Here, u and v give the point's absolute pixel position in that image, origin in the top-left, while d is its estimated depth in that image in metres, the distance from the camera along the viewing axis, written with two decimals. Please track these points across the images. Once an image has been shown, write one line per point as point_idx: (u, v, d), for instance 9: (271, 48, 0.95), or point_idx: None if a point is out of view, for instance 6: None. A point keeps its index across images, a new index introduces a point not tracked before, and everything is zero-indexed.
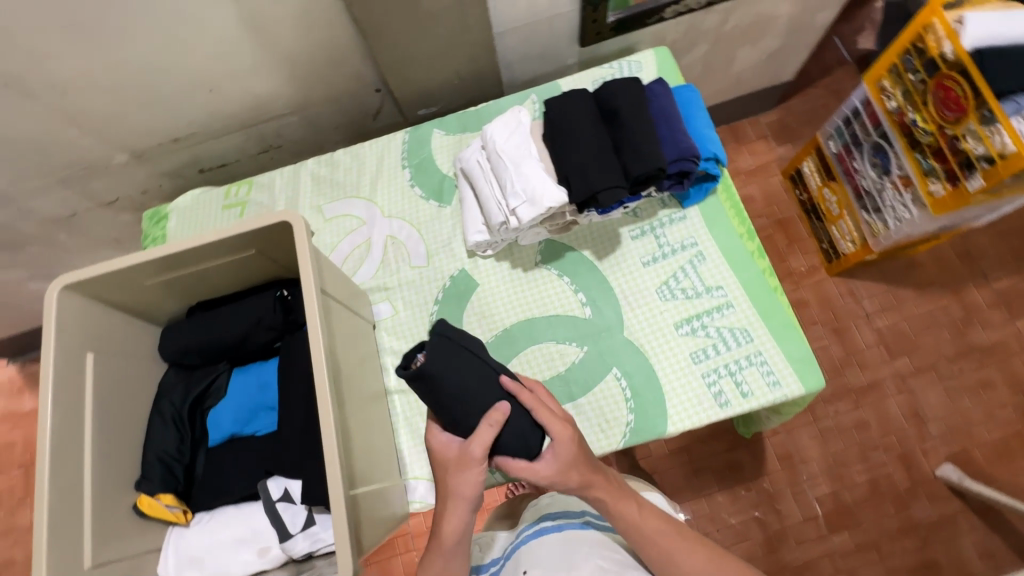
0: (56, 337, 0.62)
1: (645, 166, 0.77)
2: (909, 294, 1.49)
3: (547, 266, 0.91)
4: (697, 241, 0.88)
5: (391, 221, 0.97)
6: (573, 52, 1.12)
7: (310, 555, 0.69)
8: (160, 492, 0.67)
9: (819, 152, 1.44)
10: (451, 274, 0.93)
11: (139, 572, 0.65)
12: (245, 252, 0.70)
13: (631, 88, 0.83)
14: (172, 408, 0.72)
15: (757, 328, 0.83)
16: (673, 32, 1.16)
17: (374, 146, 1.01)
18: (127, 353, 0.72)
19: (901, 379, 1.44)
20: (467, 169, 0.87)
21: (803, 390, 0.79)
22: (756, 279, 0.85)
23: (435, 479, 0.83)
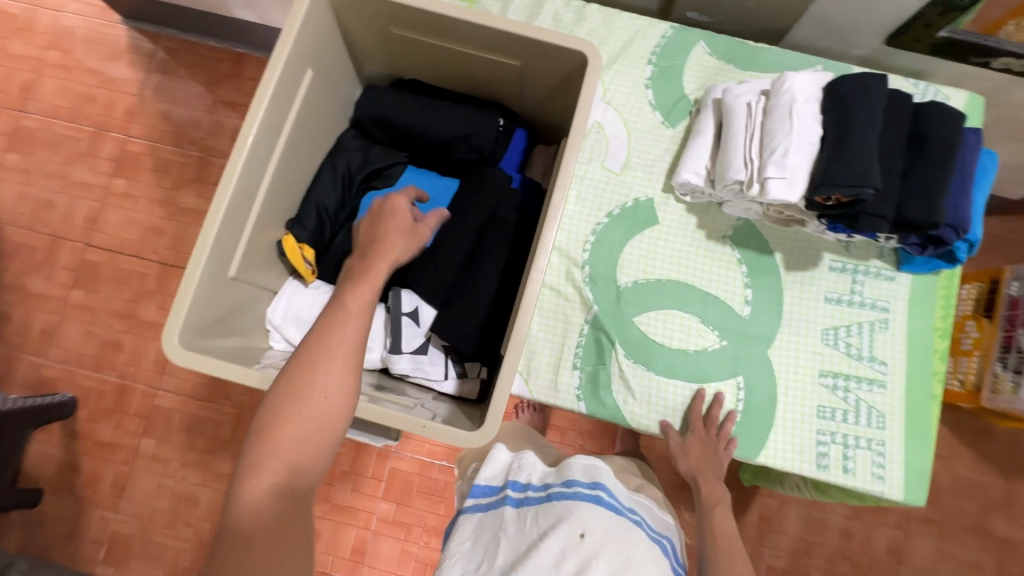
0: (294, 40, 0.56)
1: (922, 212, 0.68)
2: (966, 454, 1.46)
3: (732, 245, 0.84)
4: (890, 309, 0.81)
5: (606, 109, 0.87)
6: (869, 45, 0.97)
7: (402, 378, 0.67)
8: (306, 241, 0.64)
9: (992, 284, 1.33)
10: (637, 197, 0.85)
11: (253, 304, 0.63)
12: (505, 59, 0.61)
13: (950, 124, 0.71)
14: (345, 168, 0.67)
15: (895, 420, 0.79)
16: (974, 84, 1.01)
17: (630, 23, 0.89)
18: (327, 90, 0.65)
19: (906, 519, 1.44)
20: (728, 105, 0.76)
21: (902, 498, 0.77)
22: (923, 378, 0.79)
23: (523, 374, 0.80)
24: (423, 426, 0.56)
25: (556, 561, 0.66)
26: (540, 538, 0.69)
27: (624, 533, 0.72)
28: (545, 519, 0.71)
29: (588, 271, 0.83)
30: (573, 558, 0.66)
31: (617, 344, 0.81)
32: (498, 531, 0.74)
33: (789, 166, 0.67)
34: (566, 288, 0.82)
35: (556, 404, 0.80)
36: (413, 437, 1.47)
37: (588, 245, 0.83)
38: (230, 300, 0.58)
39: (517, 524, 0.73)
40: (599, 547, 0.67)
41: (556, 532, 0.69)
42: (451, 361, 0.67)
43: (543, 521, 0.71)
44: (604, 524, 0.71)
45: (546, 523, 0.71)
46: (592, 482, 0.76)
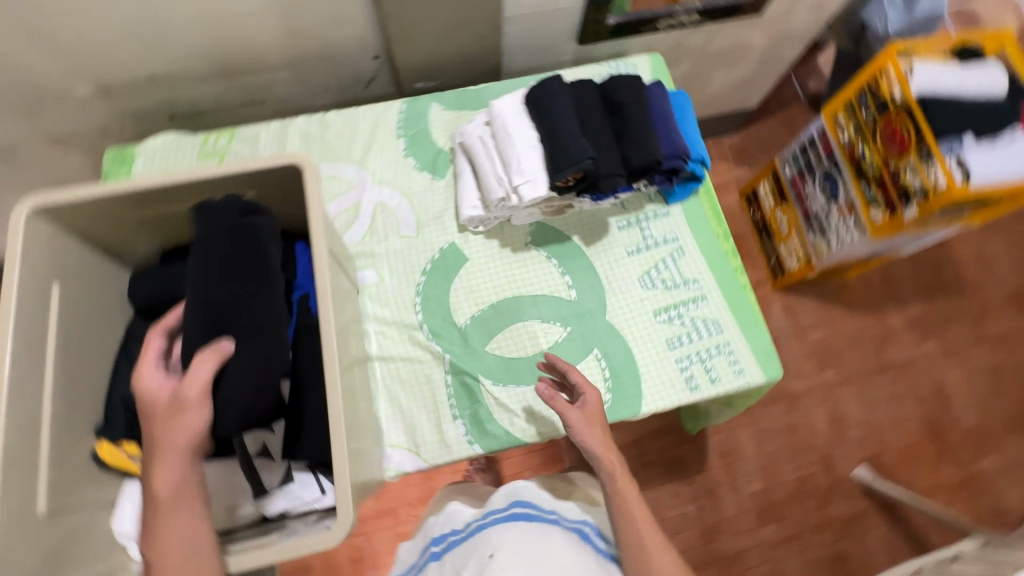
0: (21, 263, 0.56)
1: (643, 157, 0.81)
2: (840, 312, 1.65)
3: (536, 247, 0.93)
4: (678, 237, 0.94)
5: (382, 188, 0.95)
6: (570, 49, 1.16)
7: (283, 515, 0.67)
8: (125, 439, 0.62)
9: (774, 175, 1.57)
10: (441, 246, 0.93)
11: (89, 526, 0.59)
12: (243, 193, 0.67)
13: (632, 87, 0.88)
14: (140, 352, 0.66)
15: (727, 320, 0.89)
16: (661, 44, 1.23)
17: (369, 113, 0.99)
18: (93, 292, 0.66)
19: (828, 388, 1.58)
20: (468, 143, 0.87)
21: (764, 379, 0.87)
22: (729, 277, 0.92)
23: (413, 448, 0.82)
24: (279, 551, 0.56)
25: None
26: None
27: (536, 535, 0.71)
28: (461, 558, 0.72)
29: (428, 328, 0.87)
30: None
31: (481, 376, 0.85)
32: None
33: (527, 170, 0.78)
34: (416, 352, 0.86)
35: (454, 458, 0.82)
36: (383, 562, 1.38)
37: (418, 306, 0.89)
38: (56, 537, 0.54)
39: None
40: (505, 558, 0.67)
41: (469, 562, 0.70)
42: (322, 476, 0.67)
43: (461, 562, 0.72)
44: (509, 535, 0.71)
45: (462, 562, 0.72)
46: (506, 502, 0.79)
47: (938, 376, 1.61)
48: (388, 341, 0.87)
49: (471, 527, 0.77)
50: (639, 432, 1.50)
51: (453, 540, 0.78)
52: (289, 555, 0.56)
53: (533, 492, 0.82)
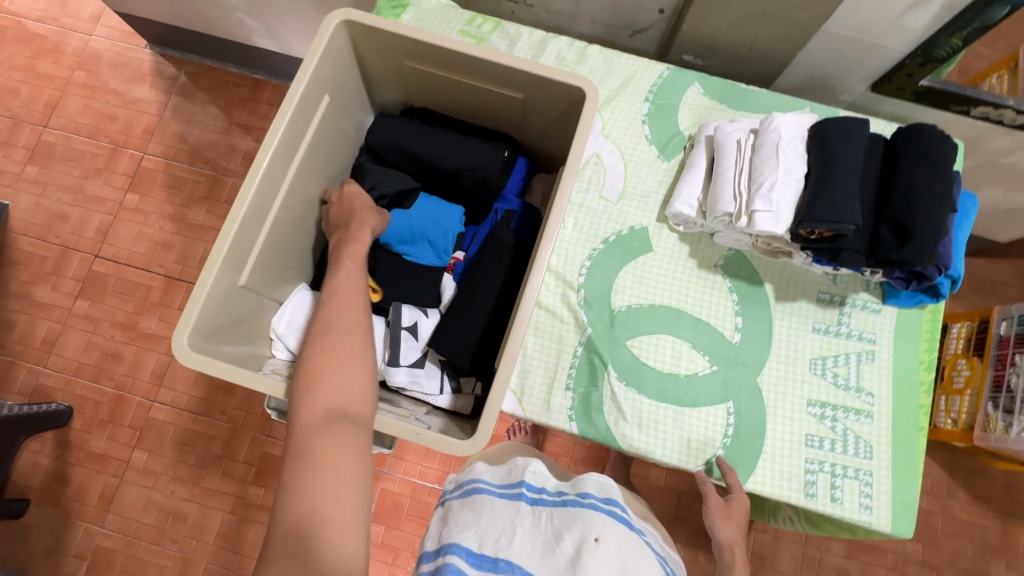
0: (314, 66, 0.60)
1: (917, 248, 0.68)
2: (960, 495, 1.44)
3: (724, 274, 0.87)
4: (875, 341, 0.84)
5: (605, 142, 0.92)
6: (855, 90, 1.02)
7: (398, 391, 0.69)
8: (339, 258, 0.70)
9: (981, 323, 1.35)
10: (632, 225, 0.88)
11: (260, 312, 0.66)
12: (508, 93, 0.66)
13: (946, 159, 0.70)
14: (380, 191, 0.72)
15: (882, 450, 0.80)
16: (957, 130, 1.05)
17: (630, 64, 0.94)
18: (341, 118, 0.69)
19: (902, 560, 1.42)
20: (720, 141, 0.80)
21: (888, 530, 0.77)
22: (909, 409, 0.81)
23: (516, 392, 0.82)
24: (416, 433, 0.58)
25: (567, 564, 0.61)
26: (553, 540, 0.64)
27: (636, 549, 0.66)
28: (562, 525, 0.65)
29: (583, 294, 0.85)
30: (587, 563, 0.61)
31: (610, 366, 0.82)
32: (512, 520, 0.66)
33: (775, 201, 0.71)
34: (561, 310, 0.85)
35: (548, 423, 0.81)
36: (406, 458, 1.46)
37: (585, 269, 0.86)
38: (239, 308, 0.61)
39: (532, 520, 0.66)
40: (612, 558, 0.62)
41: (571, 538, 0.63)
42: (447, 377, 0.68)
43: (562, 524, 0.65)
44: (616, 541, 0.65)
45: (562, 525, 0.65)
46: (606, 498, 0.70)
47: None
48: (542, 286, 0.86)
49: (567, 497, 0.69)
50: None
51: (542, 496, 0.69)
52: (423, 442, 0.58)
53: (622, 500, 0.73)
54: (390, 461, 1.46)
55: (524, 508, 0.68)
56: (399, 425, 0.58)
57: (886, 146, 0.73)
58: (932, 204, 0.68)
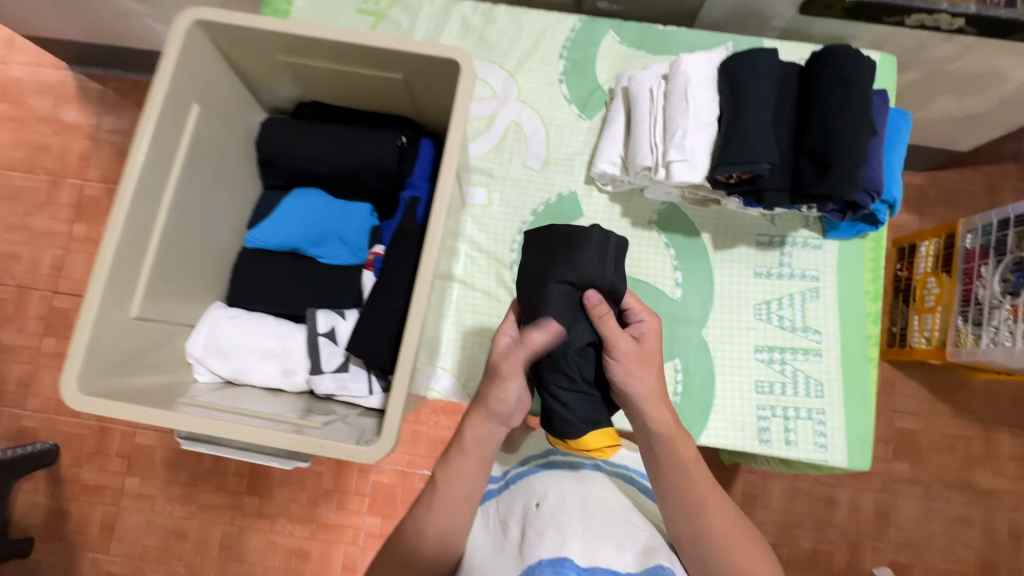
0: (172, 75, 0.56)
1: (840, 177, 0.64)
2: (943, 411, 1.45)
3: (659, 230, 0.84)
4: (819, 277, 0.81)
5: (523, 108, 0.87)
6: (785, 15, 0.97)
7: (329, 397, 0.68)
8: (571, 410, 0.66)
9: (948, 237, 1.32)
10: (560, 192, 0.85)
11: (172, 339, 0.65)
12: (389, 74, 0.62)
13: (863, 79, 0.66)
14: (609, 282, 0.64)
15: (833, 387, 0.79)
16: (896, 42, 1.00)
17: (541, 19, 0.89)
18: (224, 126, 0.66)
19: (891, 481, 1.43)
20: (634, 92, 0.76)
21: (845, 464, 0.77)
22: (858, 342, 0.80)
23: (461, 378, 0.81)
24: (318, 445, 0.53)
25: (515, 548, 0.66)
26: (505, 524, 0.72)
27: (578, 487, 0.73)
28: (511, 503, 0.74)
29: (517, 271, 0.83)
30: (533, 526, 0.67)
31: None
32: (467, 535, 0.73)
33: (688, 149, 0.67)
34: (497, 289, 0.83)
35: None
36: (393, 449, 1.47)
37: (516, 245, 0.84)
38: (141, 339, 0.59)
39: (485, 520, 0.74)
40: (555, 510, 0.69)
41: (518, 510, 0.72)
42: (375, 377, 0.67)
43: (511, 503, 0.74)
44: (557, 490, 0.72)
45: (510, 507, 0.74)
46: (545, 455, 0.81)
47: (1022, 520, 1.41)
48: (475, 268, 0.84)
49: (512, 476, 0.80)
50: None
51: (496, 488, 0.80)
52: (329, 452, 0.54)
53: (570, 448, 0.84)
54: (378, 454, 1.47)
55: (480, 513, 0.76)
56: (299, 439, 0.54)
57: (801, 73, 0.69)
58: (851, 130, 0.65)
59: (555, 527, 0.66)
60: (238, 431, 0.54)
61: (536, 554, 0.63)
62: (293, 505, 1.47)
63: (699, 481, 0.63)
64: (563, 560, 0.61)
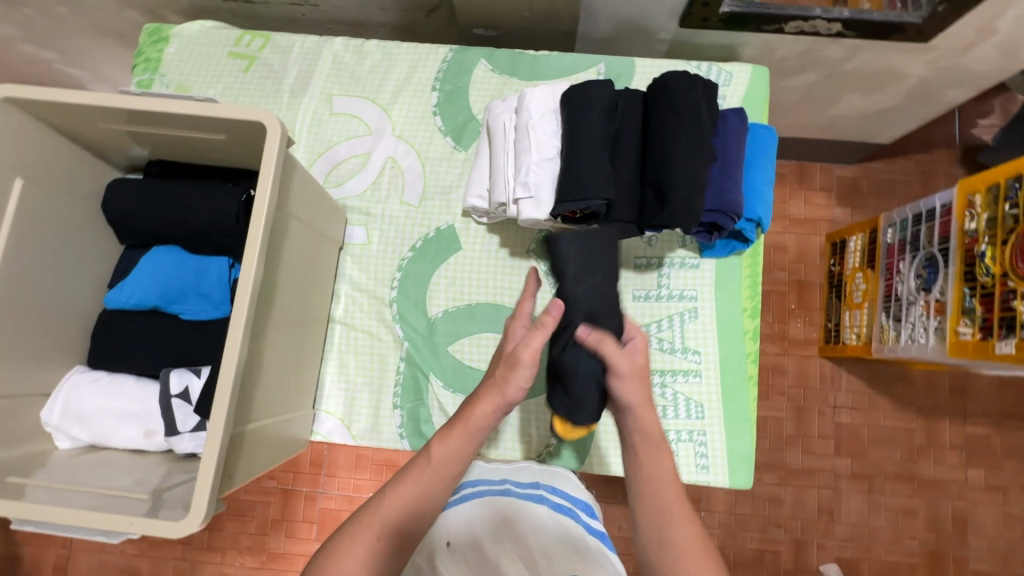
0: None
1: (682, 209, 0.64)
2: (884, 403, 1.45)
3: (537, 259, 0.83)
4: (697, 297, 0.81)
5: (398, 143, 0.87)
6: (668, 28, 0.96)
7: (192, 455, 0.68)
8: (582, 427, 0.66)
9: (872, 232, 1.32)
10: (438, 225, 0.85)
11: (21, 411, 0.64)
12: (214, 135, 0.62)
13: (700, 105, 0.66)
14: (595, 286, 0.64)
15: (713, 406, 0.79)
16: (784, 48, 0.99)
17: (412, 52, 0.88)
18: (61, 193, 0.66)
19: (834, 477, 1.43)
20: (491, 126, 0.76)
21: (727, 483, 0.77)
22: (737, 361, 0.79)
23: (345, 420, 0.81)
24: (128, 523, 0.52)
25: None
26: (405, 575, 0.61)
27: (490, 512, 0.62)
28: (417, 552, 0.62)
29: (397, 308, 0.83)
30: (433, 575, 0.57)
31: (432, 376, 0.81)
32: None
33: (533, 185, 0.67)
34: (378, 328, 0.83)
35: (381, 444, 0.81)
36: (338, 475, 1.47)
37: (395, 282, 0.84)
38: None
39: None
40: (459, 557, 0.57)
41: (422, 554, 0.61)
42: None
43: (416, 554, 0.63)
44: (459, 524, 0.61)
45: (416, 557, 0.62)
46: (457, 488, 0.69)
47: (966, 507, 1.41)
48: (355, 308, 0.84)
49: None
50: None
51: None
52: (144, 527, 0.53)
53: (486, 469, 0.71)
54: (323, 481, 1.47)
55: None
56: (111, 518, 0.53)
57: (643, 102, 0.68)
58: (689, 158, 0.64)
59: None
60: (65, 515, 0.53)
61: None
62: (242, 535, 1.47)
63: (658, 475, 0.58)
64: None
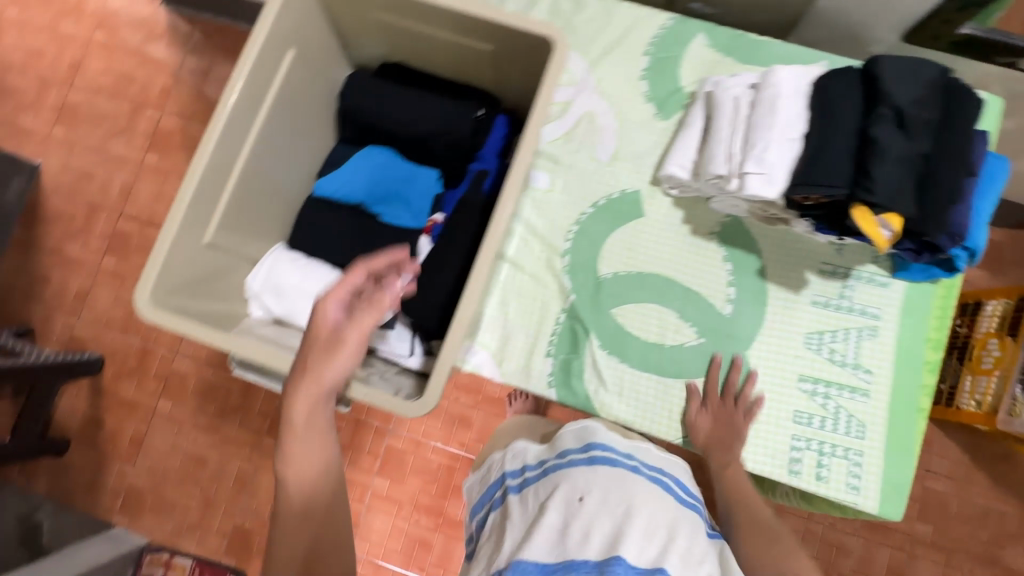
0: (275, 19, 0.59)
1: (928, 219, 0.62)
2: (980, 479, 1.38)
3: (719, 242, 0.82)
4: (879, 316, 0.78)
5: (599, 99, 0.87)
6: (888, 41, 0.92)
7: (371, 352, 0.70)
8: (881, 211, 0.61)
9: (1019, 299, 1.25)
10: (624, 188, 0.84)
11: (234, 270, 0.67)
12: (482, 45, 0.64)
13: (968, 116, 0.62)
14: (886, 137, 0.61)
15: (875, 429, 0.76)
16: (1001, 86, 0.94)
17: (631, 12, 0.87)
18: (311, 72, 0.68)
19: (911, 541, 1.37)
20: (717, 98, 0.75)
21: (876, 511, 0.74)
22: (910, 389, 0.77)
23: (496, 357, 0.82)
24: (369, 395, 0.59)
25: (556, 535, 0.63)
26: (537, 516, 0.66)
27: (623, 484, 0.67)
28: (546, 493, 0.68)
29: (569, 260, 0.83)
30: (573, 524, 0.63)
31: (592, 334, 0.81)
32: (503, 517, 0.71)
33: (767, 162, 0.65)
34: (545, 275, 0.83)
35: (527, 389, 0.81)
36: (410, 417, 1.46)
37: (571, 234, 0.84)
38: (207, 265, 0.62)
39: (519, 505, 0.71)
40: (602, 508, 0.64)
41: (558, 505, 0.66)
42: (417, 339, 0.69)
43: (542, 495, 0.69)
44: (603, 489, 0.66)
45: (544, 497, 0.68)
46: (585, 445, 0.72)
47: None
48: (526, 251, 0.84)
49: (546, 464, 0.73)
50: None
51: (530, 474, 0.73)
52: (374, 402, 0.60)
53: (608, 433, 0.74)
54: (396, 421, 1.46)
55: (512, 499, 0.72)
56: (357, 387, 0.60)
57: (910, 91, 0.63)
58: (948, 167, 0.62)
59: (591, 533, 0.62)
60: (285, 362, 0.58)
61: (581, 553, 0.61)
62: None
63: None
64: (611, 562, 0.59)
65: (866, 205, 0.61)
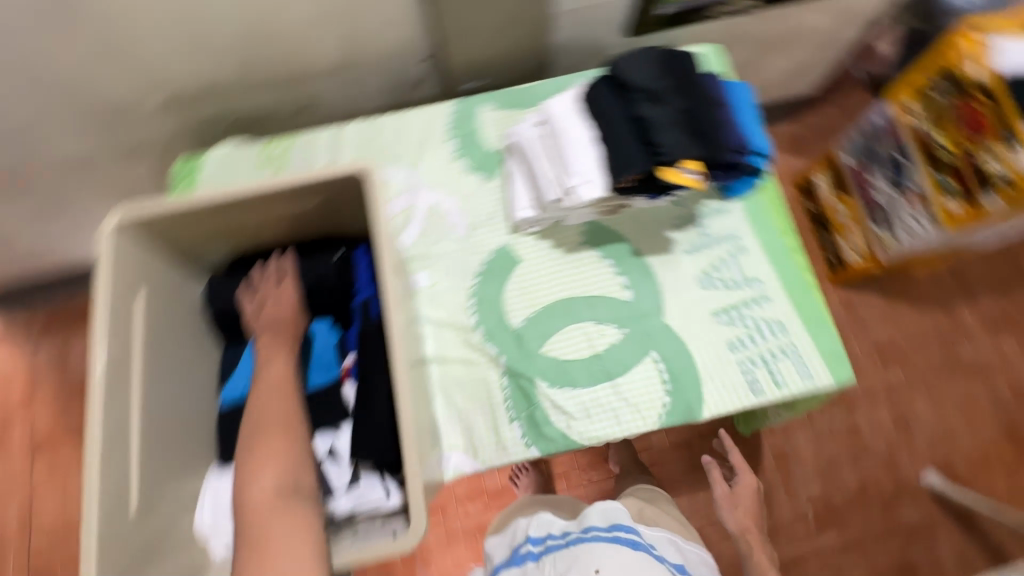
0: (111, 273, 0.61)
1: (714, 148, 0.75)
2: (906, 308, 1.55)
3: (591, 248, 0.91)
4: (738, 234, 0.90)
5: (434, 191, 0.96)
6: (620, 40, 1.11)
7: (351, 518, 0.67)
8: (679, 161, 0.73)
9: (832, 164, 1.49)
10: (493, 248, 0.92)
11: (176, 521, 0.64)
12: (307, 202, 0.70)
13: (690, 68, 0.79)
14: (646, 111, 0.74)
15: (791, 320, 0.86)
16: (714, 32, 1.17)
17: (420, 114, 1.00)
18: (168, 303, 0.69)
19: (894, 389, 1.49)
20: (520, 145, 0.86)
21: (833, 383, 0.83)
22: (794, 275, 0.88)
23: (470, 449, 0.83)
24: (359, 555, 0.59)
25: None
26: None
27: (640, 563, 0.81)
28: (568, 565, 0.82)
29: (483, 330, 0.88)
30: None
31: (537, 379, 0.85)
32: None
33: (582, 172, 0.76)
34: (470, 354, 0.87)
35: (511, 460, 0.83)
36: (433, 559, 1.32)
37: (473, 308, 0.89)
38: (144, 532, 0.59)
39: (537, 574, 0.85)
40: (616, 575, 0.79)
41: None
42: (388, 478, 0.67)
43: (565, 565, 0.82)
44: (616, 562, 0.81)
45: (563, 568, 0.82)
46: (609, 524, 0.86)
47: (1014, 376, 1.50)
48: (444, 343, 0.87)
49: (569, 536, 0.86)
50: (689, 432, 1.46)
51: (553, 543, 0.87)
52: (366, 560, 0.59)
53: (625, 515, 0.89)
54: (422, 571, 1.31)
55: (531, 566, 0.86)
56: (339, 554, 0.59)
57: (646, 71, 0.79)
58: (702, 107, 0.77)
59: None
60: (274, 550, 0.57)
61: None
62: None
63: None
64: None
65: (665, 164, 0.73)
